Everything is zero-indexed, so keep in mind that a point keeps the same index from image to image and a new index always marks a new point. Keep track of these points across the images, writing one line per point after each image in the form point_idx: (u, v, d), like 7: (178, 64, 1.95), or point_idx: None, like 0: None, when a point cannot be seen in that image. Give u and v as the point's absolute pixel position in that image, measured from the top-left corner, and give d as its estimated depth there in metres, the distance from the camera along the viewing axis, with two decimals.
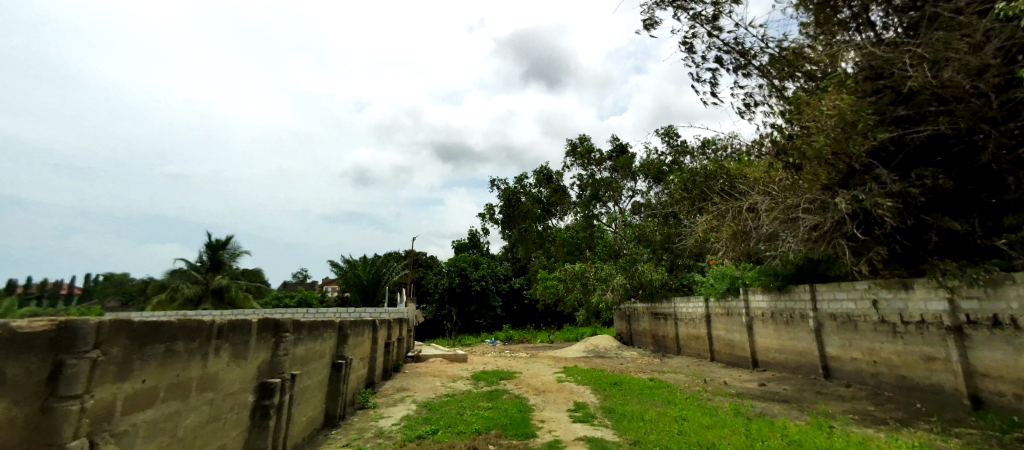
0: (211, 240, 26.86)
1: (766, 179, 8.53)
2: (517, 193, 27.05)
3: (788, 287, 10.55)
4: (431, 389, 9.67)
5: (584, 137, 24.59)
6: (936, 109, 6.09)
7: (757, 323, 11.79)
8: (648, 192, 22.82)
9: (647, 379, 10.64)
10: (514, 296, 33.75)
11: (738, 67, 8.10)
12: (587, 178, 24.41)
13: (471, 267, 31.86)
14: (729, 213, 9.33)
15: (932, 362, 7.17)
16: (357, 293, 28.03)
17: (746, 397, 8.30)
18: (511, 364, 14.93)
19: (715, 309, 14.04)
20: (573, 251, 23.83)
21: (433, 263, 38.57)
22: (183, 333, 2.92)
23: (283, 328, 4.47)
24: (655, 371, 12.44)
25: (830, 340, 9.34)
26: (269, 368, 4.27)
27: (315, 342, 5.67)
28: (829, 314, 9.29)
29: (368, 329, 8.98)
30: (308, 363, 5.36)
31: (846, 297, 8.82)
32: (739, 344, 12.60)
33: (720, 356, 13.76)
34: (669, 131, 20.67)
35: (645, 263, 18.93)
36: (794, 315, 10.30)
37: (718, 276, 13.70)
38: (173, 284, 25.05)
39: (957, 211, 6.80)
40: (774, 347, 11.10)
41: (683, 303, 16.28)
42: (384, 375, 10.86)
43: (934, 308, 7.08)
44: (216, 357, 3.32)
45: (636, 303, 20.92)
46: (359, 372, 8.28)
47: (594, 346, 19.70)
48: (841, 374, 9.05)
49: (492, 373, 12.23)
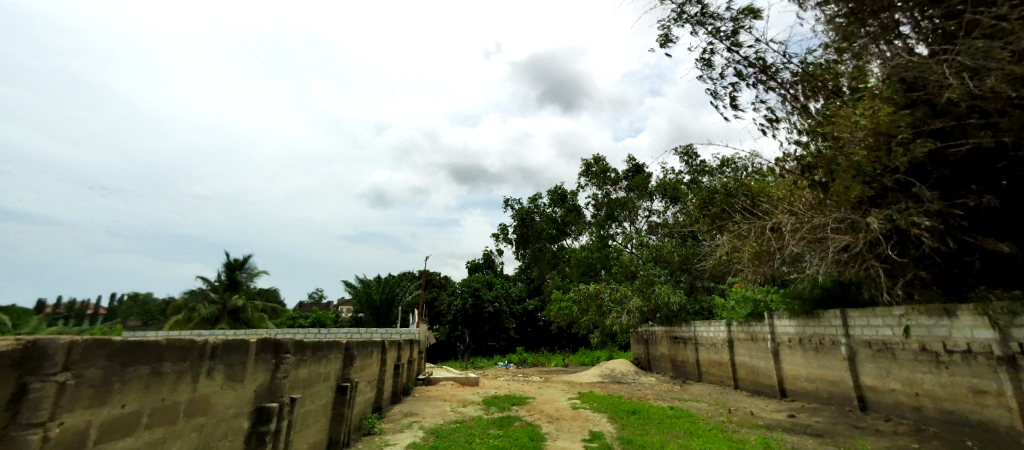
0: (229, 259, 27.19)
1: (790, 197, 8.18)
2: (531, 213, 26.87)
3: (816, 311, 10.03)
4: (441, 414, 9.32)
5: (599, 156, 24.43)
6: (976, 122, 5.75)
7: (783, 349, 11.21)
8: (665, 212, 22.42)
9: (668, 408, 10.12)
10: (528, 318, 33.22)
11: (759, 82, 7.89)
12: (602, 198, 24.15)
13: (485, 287, 31.54)
14: (751, 232, 8.96)
15: (982, 395, 6.59)
16: (370, 313, 27.91)
17: (776, 430, 7.76)
18: (525, 389, 14.47)
19: (738, 334, 13.45)
20: (588, 272, 23.41)
21: (446, 283, 38.34)
22: (172, 353, 2.74)
23: (284, 348, 4.29)
24: (676, 399, 11.86)
25: (864, 369, 8.75)
26: (267, 391, 4.07)
27: (320, 363, 5.47)
28: (862, 340, 8.74)
29: (377, 350, 8.76)
30: (311, 386, 5.14)
31: (881, 323, 8.29)
32: (765, 371, 11.97)
33: (744, 383, 13.10)
34: (687, 150, 20.37)
35: (663, 285, 18.42)
36: (824, 342, 9.74)
37: (740, 299, 13.15)
38: (191, 303, 25.31)
39: (1002, 230, 6.36)
40: (802, 375, 10.51)
41: (704, 327, 15.69)
42: (393, 398, 10.55)
43: (981, 336, 6.55)
44: (208, 380, 3.12)
45: (654, 326, 20.29)
46: (367, 394, 8.03)
47: (610, 370, 19.07)
48: (878, 406, 8.44)
49: (505, 398, 11.81)
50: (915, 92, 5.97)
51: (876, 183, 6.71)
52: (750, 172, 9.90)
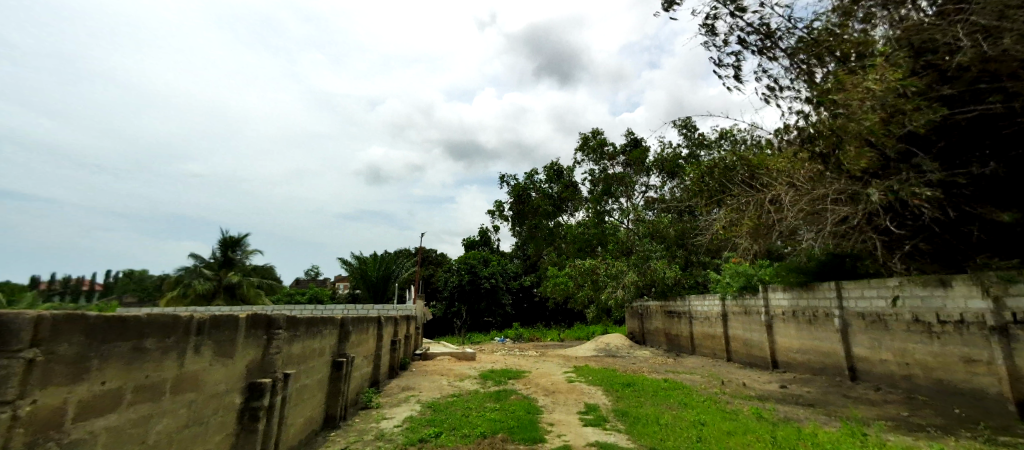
0: (223, 237, 26.99)
1: (789, 169, 8.07)
2: (527, 189, 26.72)
3: (811, 284, 10.08)
4: (438, 388, 9.40)
5: (596, 131, 24.12)
6: (984, 87, 5.72)
7: (777, 322, 11.32)
8: (662, 188, 22.33)
9: (662, 379, 10.25)
10: (524, 294, 33.46)
11: (763, 49, 7.77)
12: (599, 173, 23.98)
13: (481, 264, 31.64)
14: (749, 206, 8.88)
15: (973, 364, 6.68)
16: (367, 290, 27.99)
17: (768, 399, 7.87)
18: (521, 362, 14.62)
19: (732, 308, 13.55)
20: (584, 248, 23.45)
21: (442, 260, 38.36)
22: (156, 329, 2.66)
23: (275, 324, 4.22)
24: (670, 372, 12.03)
25: (857, 341, 8.83)
26: (260, 367, 4.01)
27: (314, 339, 5.42)
28: (856, 312, 8.80)
29: (373, 326, 8.74)
30: (305, 362, 5.11)
31: (876, 294, 8.32)
32: (758, 343, 12.12)
33: (737, 356, 13.29)
34: (686, 124, 20.11)
35: (658, 260, 18.47)
36: (818, 314, 9.81)
37: (734, 273, 13.20)
38: (186, 280, 25.24)
39: (1001, 201, 6.34)
40: (795, 347, 10.64)
41: (698, 301, 15.81)
42: (390, 373, 10.61)
43: (975, 306, 6.59)
44: (195, 356, 3.05)
45: (649, 301, 20.45)
46: (364, 370, 8.05)
47: (605, 344, 19.30)
48: (869, 376, 8.56)
49: (502, 372, 11.92)
50: (924, 58, 5.89)
51: (878, 154, 6.60)
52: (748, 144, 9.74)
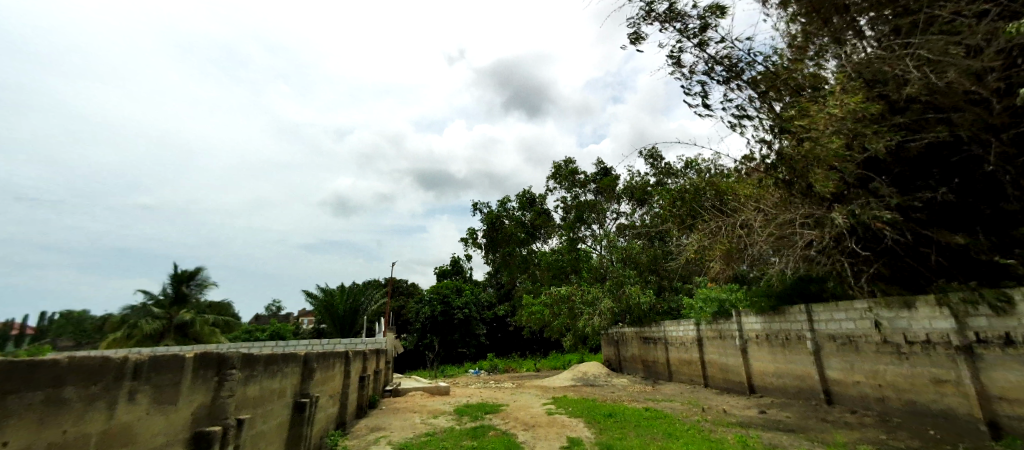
0: (176, 271, 25.45)
1: (759, 194, 8.29)
2: (500, 217, 26.62)
3: (782, 307, 10.19)
4: (409, 427, 8.82)
5: (567, 159, 24.47)
6: (933, 117, 5.98)
7: (751, 346, 11.36)
8: (633, 214, 22.69)
9: (643, 409, 10.02)
10: (498, 323, 32.85)
11: (726, 79, 8.05)
12: (571, 200, 24.19)
13: (454, 294, 30.99)
14: (721, 230, 9.01)
15: (941, 385, 6.73)
16: (333, 324, 26.79)
17: (750, 427, 7.75)
18: (497, 396, 14.08)
19: (706, 332, 13.58)
20: (559, 275, 23.35)
21: (414, 290, 37.38)
22: (80, 376, 2.29)
23: (228, 363, 3.81)
24: (649, 400, 11.81)
25: (830, 363, 8.86)
26: (209, 413, 3.58)
27: (273, 379, 4.96)
28: (827, 334, 8.86)
29: (340, 362, 8.20)
30: (263, 405, 4.64)
31: (845, 317, 8.43)
32: (734, 368, 12.11)
33: (714, 381, 13.23)
34: (653, 152, 20.67)
35: (632, 285, 18.52)
36: (791, 337, 9.87)
37: (707, 298, 13.30)
38: (134, 319, 23.48)
39: (957, 224, 6.60)
40: (770, 370, 10.66)
41: (673, 327, 15.81)
42: (358, 412, 9.93)
43: (940, 327, 6.71)
44: (129, 404, 2.66)
45: (624, 328, 20.35)
46: (329, 410, 7.47)
47: (582, 373, 18.95)
48: (844, 399, 8.54)
49: (477, 406, 11.39)
50: (878, 88, 6.10)
51: (840, 179, 6.83)
52: (717, 172, 9.96)
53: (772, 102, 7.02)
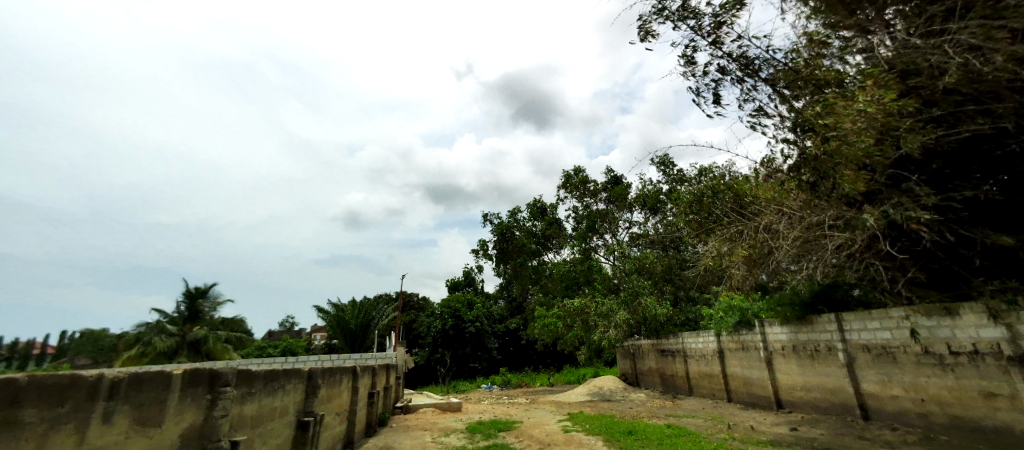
0: (190, 288, 25.54)
1: (781, 197, 7.92)
2: (511, 228, 26.31)
3: (808, 317, 9.64)
4: (419, 446, 8.44)
5: (578, 168, 24.18)
6: (974, 109, 5.60)
7: (777, 358, 10.79)
8: (645, 223, 22.23)
9: (665, 426, 9.51)
10: (510, 337, 32.33)
11: (743, 78, 7.76)
12: (582, 210, 23.84)
13: (465, 307, 30.62)
14: (742, 236, 8.64)
15: (993, 398, 6.19)
16: (344, 339, 26.59)
17: (782, 446, 7.24)
18: (510, 411, 13.66)
19: (728, 344, 13.03)
20: (571, 286, 22.90)
21: (424, 304, 37.06)
22: (40, 397, 2.02)
23: (222, 380, 3.53)
24: (670, 416, 11.28)
25: (864, 376, 8.30)
26: (199, 436, 3.29)
27: (272, 397, 4.68)
28: (860, 345, 8.32)
29: (347, 378, 7.92)
30: (261, 425, 4.34)
31: (878, 326, 7.91)
32: (759, 381, 11.52)
33: (737, 395, 12.64)
34: (664, 160, 20.29)
35: (648, 296, 18.00)
36: (820, 348, 9.33)
37: (728, 308, 12.77)
38: (147, 337, 23.55)
39: (1002, 224, 6.15)
40: (798, 384, 10.08)
41: (692, 339, 15.26)
42: (366, 431, 9.58)
43: (987, 335, 6.20)
44: (103, 427, 2.39)
45: (640, 340, 19.76)
46: (335, 429, 7.16)
47: (598, 388, 18.37)
48: (882, 415, 7.96)
49: (490, 423, 10.96)
50: (911, 79, 5.74)
51: (871, 179, 6.44)
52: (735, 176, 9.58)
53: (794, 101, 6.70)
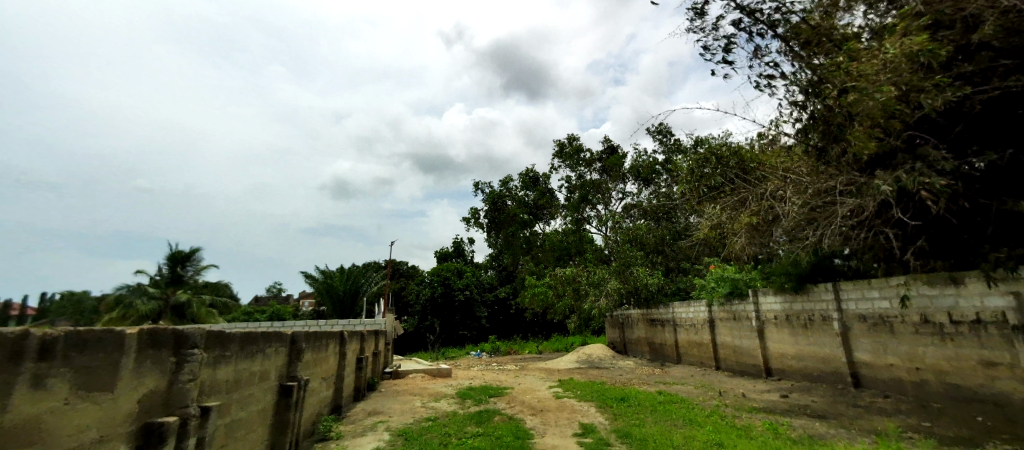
0: (173, 252, 24.92)
1: (789, 162, 7.66)
2: (503, 197, 25.94)
3: (804, 288, 9.53)
4: (409, 411, 8.27)
5: (572, 136, 23.63)
6: (1005, 66, 5.26)
7: (769, 328, 10.77)
8: (638, 194, 21.96)
9: (655, 392, 9.50)
10: (500, 306, 32.43)
11: (757, 34, 7.30)
12: (575, 180, 23.46)
13: (455, 276, 30.47)
14: (746, 203, 8.40)
15: (992, 368, 6.13)
16: (333, 305, 26.41)
17: (776, 413, 7.23)
18: (500, 378, 13.65)
19: (719, 314, 13.01)
20: (563, 256, 22.75)
21: (414, 272, 36.83)
22: None
23: (189, 341, 3.17)
24: (660, 383, 11.31)
25: (858, 345, 8.27)
26: (163, 402, 2.95)
27: (252, 360, 4.36)
28: (856, 315, 8.25)
29: (334, 343, 7.63)
30: (237, 390, 4.02)
31: (877, 296, 7.78)
32: (749, 351, 11.56)
33: (726, 364, 12.72)
34: (661, 129, 19.85)
35: (639, 266, 17.91)
36: (814, 318, 9.27)
37: (721, 279, 12.69)
38: (130, 300, 23.08)
39: (1016, 191, 5.93)
40: (789, 353, 10.10)
41: (682, 308, 15.26)
42: (354, 395, 9.42)
43: (992, 305, 6.06)
44: (35, 393, 2.03)
45: (630, 309, 19.81)
46: (322, 393, 6.94)
47: (587, 355, 18.49)
48: (874, 383, 7.96)
49: (481, 389, 10.87)
50: (941, 33, 5.37)
51: (886, 142, 6.15)
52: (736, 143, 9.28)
53: (809, 59, 6.41)
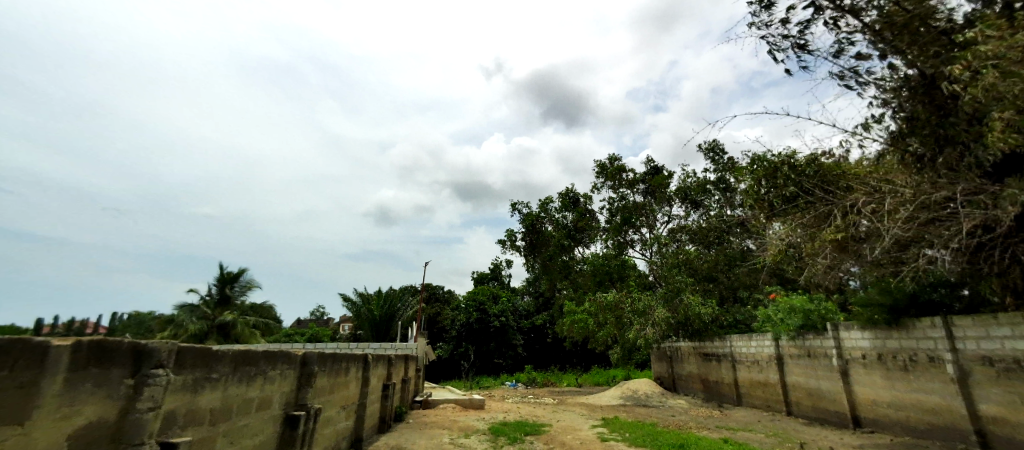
0: (221, 272, 25.57)
1: (881, 170, 6.51)
2: (541, 220, 25.16)
3: (899, 322, 8.04)
4: (436, 449, 7.36)
5: (614, 157, 22.70)
6: None
7: (855, 369, 9.19)
8: (686, 217, 20.55)
9: (720, 441, 8.16)
10: (537, 334, 31.17)
11: (840, 22, 6.28)
12: (617, 202, 22.37)
13: (491, 301, 29.57)
14: (830, 218, 7.18)
15: None
16: (369, 329, 26.20)
17: None
18: (538, 413, 12.51)
19: (789, 351, 11.42)
20: (605, 282, 21.47)
21: (450, 297, 36.24)
22: None
23: (153, 358, 2.47)
24: (722, 429, 9.87)
25: (983, 395, 6.71)
26: (111, 436, 2.24)
27: (249, 384, 3.68)
28: (978, 357, 6.74)
29: (356, 367, 6.94)
30: (224, 422, 3.31)
31: (1008, 334, 6.27)
32: (830, 395, 9.94)
33: (800, 409, 11.06)
34: (713, 146, 18.58)
35: (690, 294, 16.44)
36: (918, 358, 7.73)
37: (789, 309, 11.20)
38: (179, 318, 23.68)
39: None
40: (885, 400, 8.49)
41: (742, 343, 13.66)
42: (380, 426, 8.64)
43: None
44: None
45: (679, 342, 18.17)
46: (340, 424, 6.21)
47: (632, 391, 16.96)
48: (1010, 445, 6.36)
49: (516, 425, 9.81)
50: None
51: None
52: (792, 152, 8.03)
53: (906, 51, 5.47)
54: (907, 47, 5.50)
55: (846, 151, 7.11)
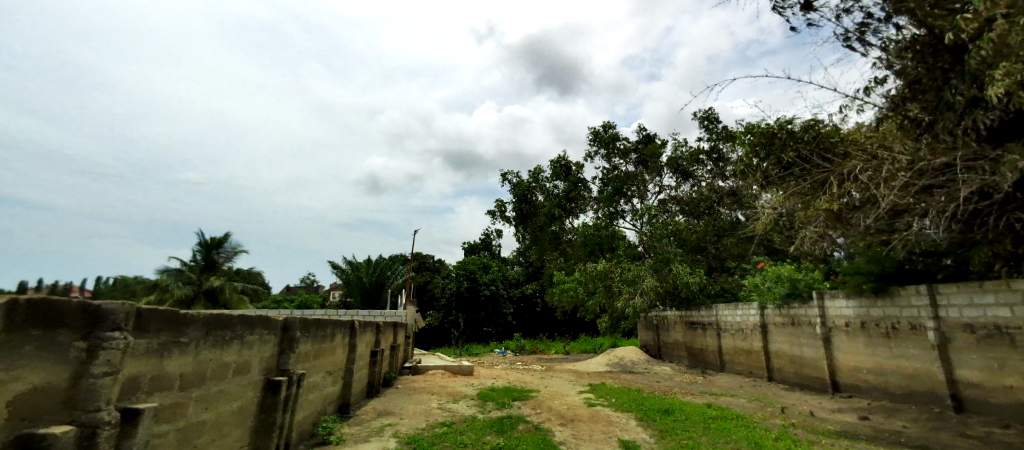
0: (206, 238, 25.08)
1: (880, 137, 6.38)
2: (531, 189, 24.91)
3: (885, 290, 8.13)
4: (424, 413, 7.39)
5: (607, 125, 22.33)
6: None
7: (838, 336, 9.35)
8: (677, 188, 20.46)
9: (704, 405, 8.30)
10: (526, 303, 31.48)
11: None
12: (609, 172, 22.17)
13: (481, 270, 29.63)
14: (825, 186, 7.09)
15: None
16: (358, 296, 26.18)
17: (861, 440, 5.96)
18: (526, 379, 12.68)
19: (774, 319, 11.60)
20: (594, 252, 21.51)
21: (440, 266, 36.24)
22: None
23: (108, 319, 2.28)
24: (706, 393, 10.07)
25: (962, 361, 6.85)
26: (63, 402, 2.08)
27: (225, 348, 3.53)
28: (960, 324, 6.84)
29: (343, 333, 6.85)
30: (198, 387, 3.18)
31: (993, 302, 6.34)
32: (812, 362, 10.14)
33: (782, 374, 11.32)
34: (707, 115, 18.32)
35: (679, 264, 16.53)
36: (901, 326, 7.84)
37: (776, 278, 11.29)
38: (164, 284, 23.32)
39: None
40: (865, 366, 8.69)
41: (728, 311, 13.85)
42: (368, 391, 8.65)
43: None
44: None
45: (666, 311, 18.43)
46: (326, 390, 6.16)
47: (619, 358, 17.27)
48: (984, 408, 6.54)
49: (504, 390, 9.91)
50: None
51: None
52: (787, 117, 7.58)
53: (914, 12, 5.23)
54: (915, 5, 5.29)
55: (844, 116, 6.95)
